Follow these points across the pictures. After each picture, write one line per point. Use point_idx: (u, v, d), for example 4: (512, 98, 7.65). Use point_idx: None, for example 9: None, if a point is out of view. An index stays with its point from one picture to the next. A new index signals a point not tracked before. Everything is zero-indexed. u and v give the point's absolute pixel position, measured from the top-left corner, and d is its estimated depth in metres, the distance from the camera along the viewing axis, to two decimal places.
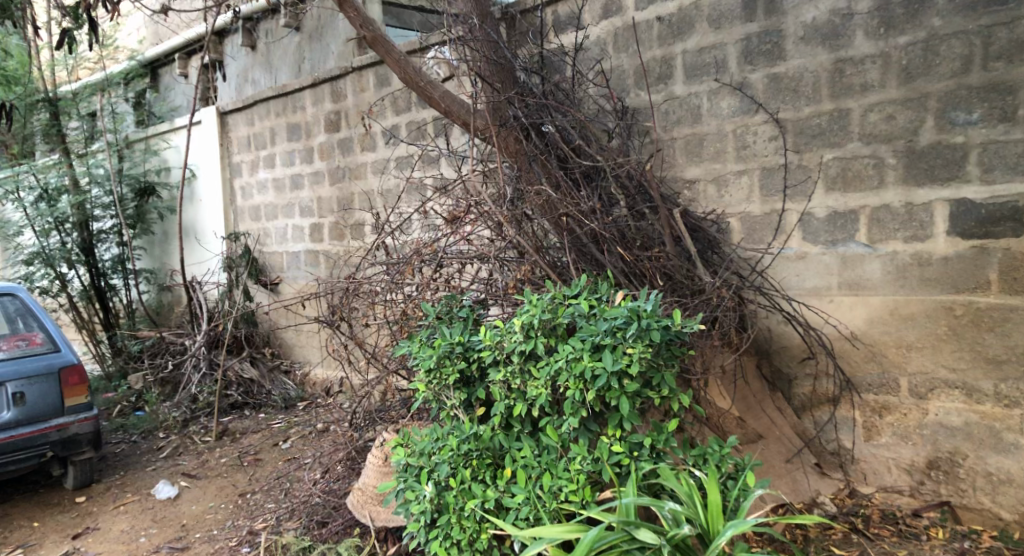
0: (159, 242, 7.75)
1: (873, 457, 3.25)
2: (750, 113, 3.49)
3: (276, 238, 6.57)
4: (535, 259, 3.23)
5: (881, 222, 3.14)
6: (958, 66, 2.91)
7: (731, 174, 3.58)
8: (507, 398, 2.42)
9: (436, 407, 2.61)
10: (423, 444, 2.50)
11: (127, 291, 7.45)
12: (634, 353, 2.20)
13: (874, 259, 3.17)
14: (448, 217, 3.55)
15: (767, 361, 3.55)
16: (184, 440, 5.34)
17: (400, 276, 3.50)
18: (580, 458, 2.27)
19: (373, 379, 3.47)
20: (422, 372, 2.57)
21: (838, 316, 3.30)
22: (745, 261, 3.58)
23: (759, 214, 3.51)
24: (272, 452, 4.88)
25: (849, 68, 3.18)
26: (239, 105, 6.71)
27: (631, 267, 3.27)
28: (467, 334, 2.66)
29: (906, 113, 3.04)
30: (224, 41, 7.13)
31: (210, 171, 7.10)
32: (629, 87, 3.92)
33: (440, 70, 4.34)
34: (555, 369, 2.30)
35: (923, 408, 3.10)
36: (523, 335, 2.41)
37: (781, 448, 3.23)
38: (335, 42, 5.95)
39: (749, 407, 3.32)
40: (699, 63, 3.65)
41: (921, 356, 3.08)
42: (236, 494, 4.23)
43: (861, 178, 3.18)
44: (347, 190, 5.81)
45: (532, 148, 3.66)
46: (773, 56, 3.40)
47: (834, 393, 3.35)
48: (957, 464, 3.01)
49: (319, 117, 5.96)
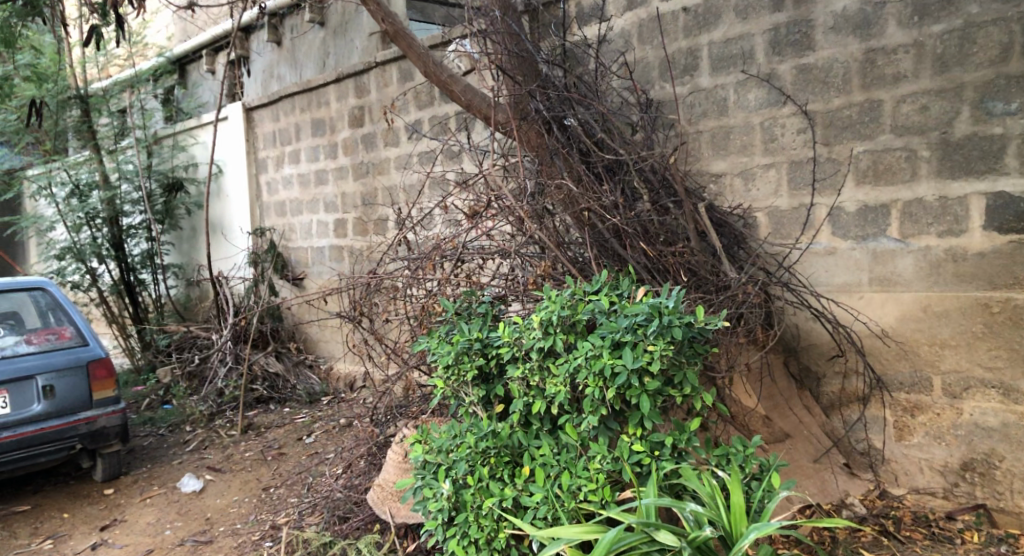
0: (187, 237, 7.86)
1: (905, 458, 3.16)
2: (777, 105, 3.40)
3: (301, 233, 6.61)
4: (556, 254, 3.18)
5: (914, 216, 3.04)
6: (996, 54, 2.80)
7: (758, 167, 3.50)
8: (526, 395, 2.40)
9: (455, 404, 2.60)
10: (441, 441, 2.48)
11: (156, 286, 7.57)
12: (655, 350, 2.15)
13: (906, 255, 3.07)
14: (468, 212, 3.52)
15: (794, 359, 3.46)
16: (210, 434, 5.41)
17: (422, 271, 3.48)
18: (599, 457, 2.23)
19: (395, 374, 3.47)
20: (441, 368, 2.55)
21: (868, 312, 3.21)
22: (772, 256, 3.50)
23: (787, 208, 3.43)
24: (295, 447, 4.92)
25: (880, 58, 3.08)
26: (265, 101, 6.77)
27: (654, 263, 3.21)
28: (486, 330, 2.63)
29: (940, 104, 2.94)
30: (250, 37, 7.19)
31: (236, 167, 7.18)
32: (654, 79, 3.86)
33: (462, 63, 4.29)
34: (574, 366, 2.26)
35: (957, 408, 3.00)
36: (542, 332, 2.38)
37: (808, 448, 3.16)
38: (359, 38, 5.95)
39: (776, 405, 3.25)
40: (725, 54, 3.57)
41: (956, 354, 2.98)
42: (260, 488, 4.27)
43: (893, 171, 3.08)
44: (370, 185, 5.82)
45: (554, 142, 3.61)
46: (802, 47, 3.32)
47: (864, 393, 3.26)
48: (993, 467, 2.91)
49: (343, 113, 5.98)
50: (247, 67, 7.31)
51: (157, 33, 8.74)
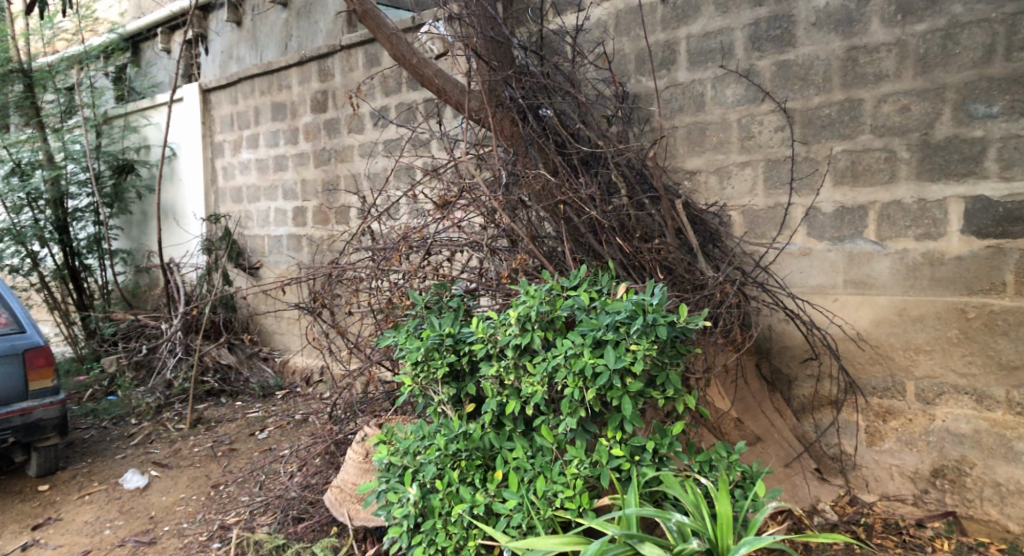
0: (137, 222, 7.51)
1: (875, 464, 3.13)
2: (756, 102, 3.34)
3: (258, 221, 6.34)
4: (531, 248, 3.05)
5: (891, 218, 3.00)
6: (979, 56, 2.77)
7: (735, 165, 3.43)
8: (500, 395, 2.26)
9: (423, 402, 2.44)
10: (408, 442, 2.32)
11: (103, 273, 7.20)
12: (638, 350, 2.04)
13: (883, 258, 3.04)
14: (438, 201, 3.35)
15: (767, 361, 3.41)
16: (156, 427, 5.13)
17: (387, 262, 3.31)
18: (576, 461, 2.11)
19: (356, 370, 3.29)
20: (408, 364, 2.39)
21: (843, 315, 3.16)
22: (747, 255, 3.44)
23: (762, 208, 3.37)
24: (247, 443, 4.67)
25: (862, 56, 3.04)
26: (223, 83, 6.47)
27: (631, 260, 3.11)
28: (458, 326, 2.48)
29: (921, 104, 2.90)
30: (208, 16, 6.86)
31: (191, 151, 6.86)
32: (630, 72, 3.75)
33: (434, 47, 4.11)
34: (553, 365, 2.14)
35: (929, 414, 2.98)
36: (518, 328, 2.24)
37: (779, 452, 3.12)
38: (324, 20, 5.72)
39: (747, 406, 3.20)
40: (704, 48, 3.49)
41: (930, 359, 2.96)
42: (209, 485, 4.02)
43: (872, 172, 3.04)
44: (333, 173, 5.59)
45: (528, 132, 3.48)
46: (782, 43, 3.25)
47: (835, 396, 3.22)
48: (963, 473, 2.89)
49: (306, 97, 5.74)
50: (204, 46, 6.98)
51: (109, 8, 8.28)
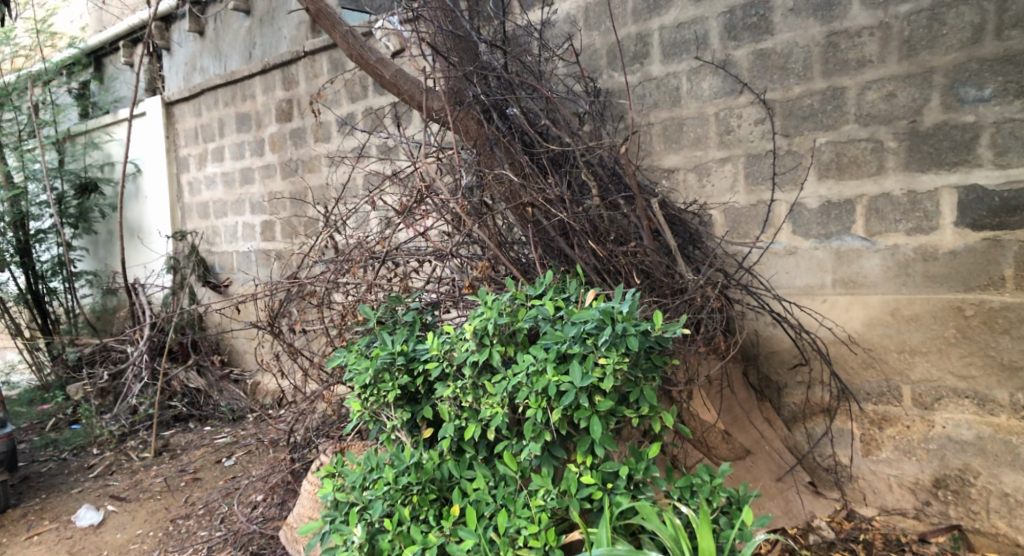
0: (103, 242, 7.31)
1: (872, 474, 2.93)
2: (733, 94, 3.16)
3: (226, 237, 6.10)
4: (497, 254, 2.84)
5: (880, 212, 2.82)
6: (968, 35, 2.59)
7: (714, 162, 3.25)
8: (458, 419, 2.05)
9: (375, 429, 2.23)
10: (355, 475, 2.10)
11: (68, 297, 6.86)
12: (607, 364, 1.83)
13: (873, 254, 2.85)
14: (399, 209, 3.15)
15: (754, 368, 3.22)
16: (118, 457, 4.86)
17: (345, 275, 3.10)
18: (542, 491, 1.89)
19: (313, 393, 3.05)
20: (358, 388, 2.18)
21: (832, 316, 2.97)
22: (730, 256, 3.24)
23: (744, 205, 3.19)
24: (212, 471, 4.41)
25: (843, 42, 2.86)
26: (186, 95, 6.26)
27: (605, 264, 2.91)
28: (412, 342, 2.27)
29: (908, 90, 2.73)
30: (171, 27, 6.53)
31: (156, 166, 6.63)
32: (602, 68, 3.56)
33: (390, 43, 3.92)
34: (513, 384, 1.93)
35: (928, 420, 2.78)
36: (475, 344, 2.03)
37: (771, 465, 2.92)
38: (288, 27, 5.39)
39: (736, 418, 2.99)
40: (678, 40, 3.32)
41: (926, 362, 2.77)
42: (168, 520, 3.76)
43: (858, 163, 2.86)
44: (301, 184, 5.37)
45: (493, 131, 3.27)
46: (759, 31, 3.08)
47: (828, 403, 3.03)
48: (967, 484, 2.70)
49: (271, 106, 5.52)
50: (167, 57, 6.67)
51: (69, 24, 7.88)
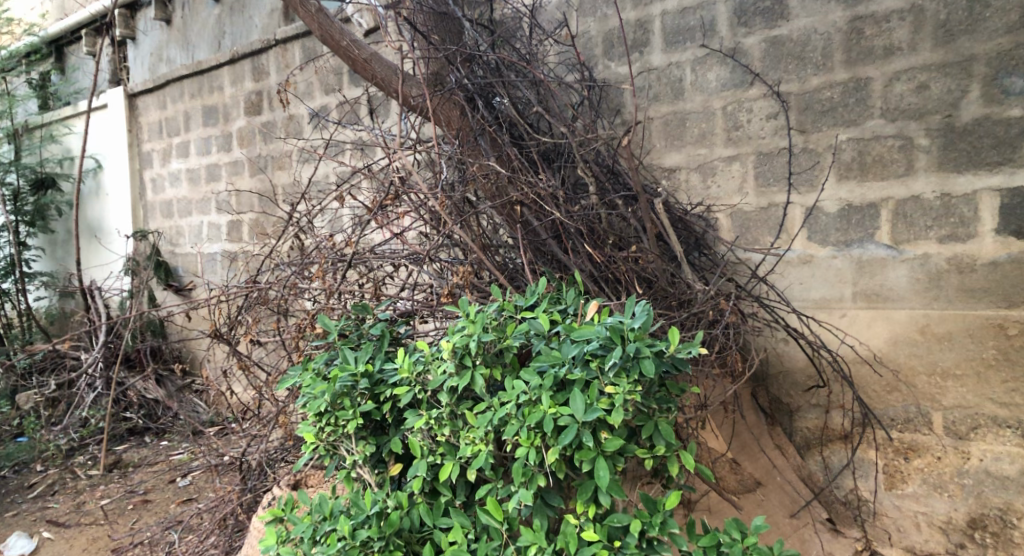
0: (61, 242, 6.87)
1: (898, 511, 2.61)
2: (743, 86, 2.86)
3: (190, 237, 5.69)
4: (484, 262, 2.51)
5: (908, 217, 2.53)
6: (1014, 19, 2.31)
7: (720, 160, 2.94)
8: (432, 455, 1.71)
9: (332, 465, 1.89)
10: (304, 526, 1.76)
11: (21, 298, 6.22)
12: (617, 394, 1.51)
13: (899, 264, 2.55)
14: (370, 204, 2.79)
15: (764, 389, 2.90)
16: (62, 476, 4.41)
17: (308, 277, 2.76)
18: (533, 549, 1.55)
19: (270, 414, 2.67)
20: (311, 416, 1.84)
21: (854, 333, 2.66)
22: (740, 264, 2.93)
23: (754, 209, 2.88)
24: (164, 492, 3.91)
25: (869, 27, 2.57)
26: (150, 86, 5.87)
27: (602, 271, 2.59)
28: (379, 360, 1.93)
29: (943, 81, 2.44)
30: (136, 15, 6.10)
31: (117, 162, 6.23)
32: (597, 57, 3.24)
33: (363, 20, 3.61)
34: (500, 416, 1.61)
35: (963, 452, 2.48)
36: (454, 365, 1.70)
37: (784, 499, 2.60)
38: (258, 15, 5.00)
39: (745, 446, 2.68)
40: (681, 27, 3.01)
41: (961, 387, 2.46)
42: (108, 550, 3.29)
43: (883, 163, 2.57)
44: (269, 182, 4.99)
45: (478, 121, 2.94)
46: (773, 16, 2.78)
47: (847, 430, 2.71)
48: (1009, 526, 2.37)
49: (239, 98, 5.16)
50: (133, 47, 6.23)
51: (29, 11, 7.40)
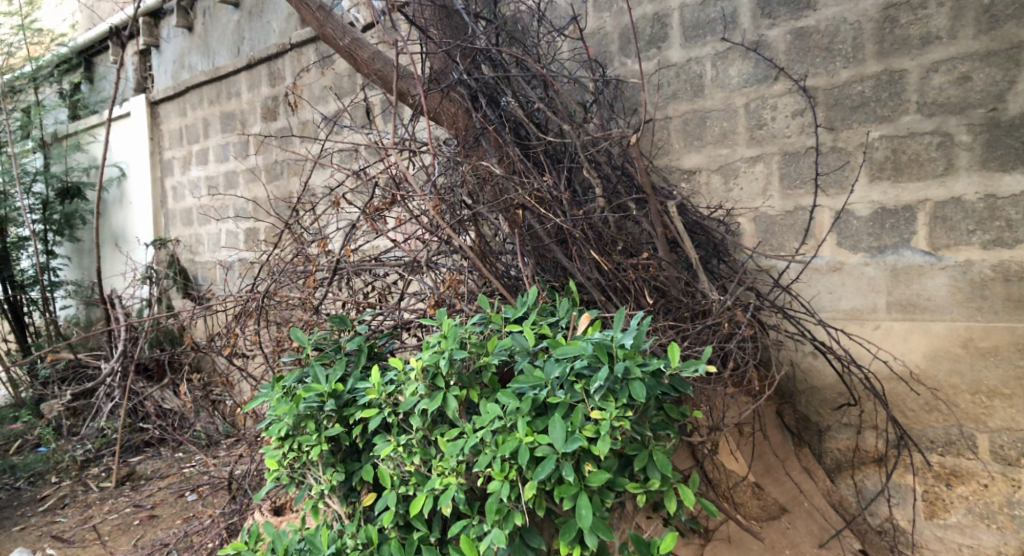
0: (88, 250, 6.94)
1: (938, 543, 2.37)
2: (767, 82, 2.67)
3: (208, 245, 5.66)
4: (481, 271, 2.40)
5: (949, 220, 2.31)
6: None
7: (742, 161, 2.74)
8: (403, 485, 1.68)
9: (300, 492, 1.89)
10: None
11: (48, 307, 6.18)
12: (603, 421, 1.46)
13: (938, 272, 2.32)
14: (366, 208, 2.68)
15: (791, 408, 2.69)
16: (74, 488, 4.39)
17: (307, 288, 2.71)
18: None
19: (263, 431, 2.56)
20: (275, 442, 1.86)
21: (888, 348, 2.44)
22: (763, 272, 2.72)
23: (779, 213, 2.68)
24: (173, 507, 3.85)
25: (903, 15, 2.36)
26: (171, 93, 5.88)
27: (611, 279, 2.42)
28: (352, 379, 1.90)
29: (986, 71, 2.22)
30: (159, 23, 6.11)
31: (140, 170, 6.26)
32: (613, 55, 3.07)
33: (360, 15, 3.63)
34: (473, 444, 1.56)
35: (1012, 480, 2.24)
36: (425, 388, 1.67)
37: (811, 526, 2.35)
38: (276, 19, 4.93)
39: (768, 469, 2.49)
40: (701, 20, 2.83)
41: (1009, 407, 2.23)
42: None
43: (920, 162, 2.35)
44: (285, 188, 4.92)
45: (480, 120, 2.80)
46: (799, 6, 2.58)
47: (881, 453, 2.48)
48: None
49: (255, 104, 5.11)
50: (156, 54, 6.23)
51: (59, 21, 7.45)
